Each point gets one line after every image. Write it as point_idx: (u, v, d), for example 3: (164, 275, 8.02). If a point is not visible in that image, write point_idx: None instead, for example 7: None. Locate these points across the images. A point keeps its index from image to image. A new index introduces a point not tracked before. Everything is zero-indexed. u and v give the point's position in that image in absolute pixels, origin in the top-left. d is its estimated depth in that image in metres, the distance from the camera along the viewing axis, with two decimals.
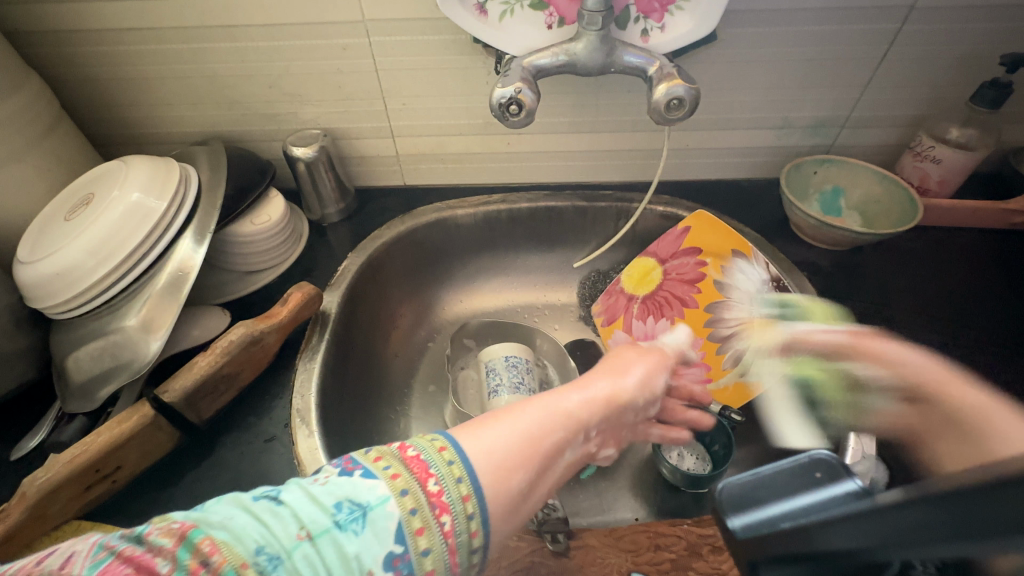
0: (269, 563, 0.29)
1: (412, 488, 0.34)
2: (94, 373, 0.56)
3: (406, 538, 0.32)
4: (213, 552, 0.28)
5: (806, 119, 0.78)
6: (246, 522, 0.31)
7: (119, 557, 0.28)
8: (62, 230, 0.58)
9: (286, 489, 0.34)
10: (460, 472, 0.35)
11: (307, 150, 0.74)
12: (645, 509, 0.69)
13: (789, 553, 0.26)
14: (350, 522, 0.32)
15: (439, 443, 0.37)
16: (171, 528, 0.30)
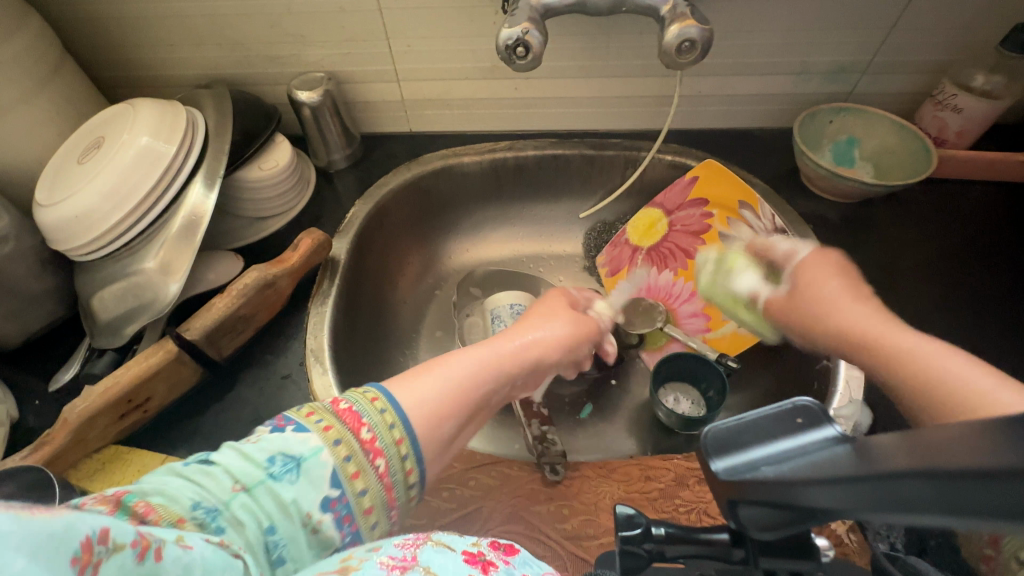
0: (207, 515, 0.32)
1: (347, 437, 0.37)
2: (119, 312, 0.59)
3: (344, 481, 0.36)
4: (149, 512, 0.30)
5: (825, 64, 0.75)
6: (180, 486, 0.33)
7: (67, 513, 0.28)
8: (77, 173, 0.59)
9: (217, 452, 0.36)
10: (392, 418, 0.40)
11: (311, 94, 0.73)
12: (639, 448, 0.73)
13: (771, 499, 0.28)
14: (284, 472, 0.35)
15: (371, 395, 0.41)
16: (104, 497, 0.30)
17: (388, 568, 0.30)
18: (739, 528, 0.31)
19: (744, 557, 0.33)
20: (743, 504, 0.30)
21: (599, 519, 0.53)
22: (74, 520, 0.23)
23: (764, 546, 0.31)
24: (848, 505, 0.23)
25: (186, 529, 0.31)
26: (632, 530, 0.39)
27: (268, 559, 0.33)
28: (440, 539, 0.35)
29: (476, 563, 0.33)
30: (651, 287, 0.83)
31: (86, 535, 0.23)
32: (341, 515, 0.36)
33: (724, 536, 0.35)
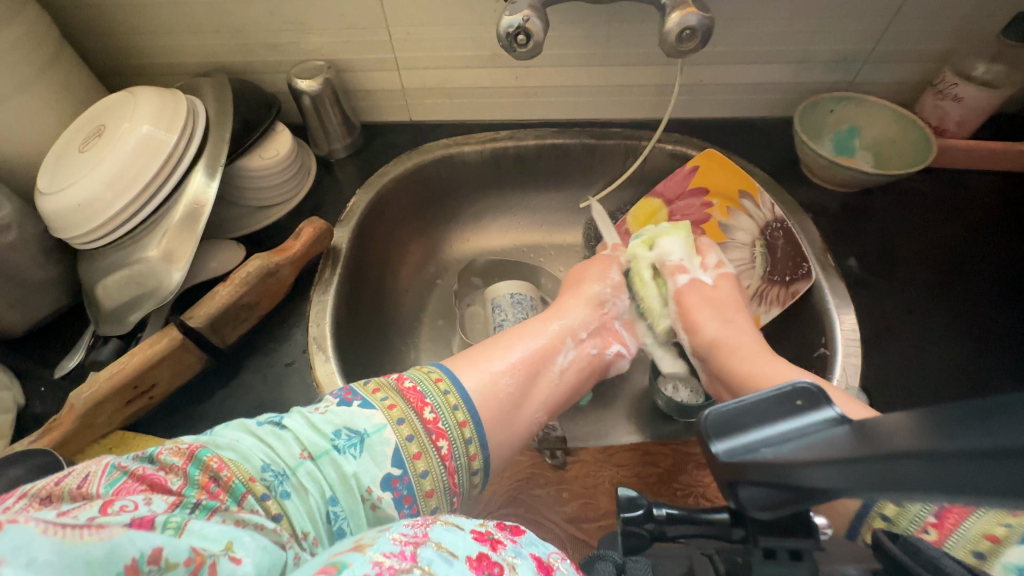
0: (276, 478, 0.38)
1: (409, 416, 0.42)
2: (123, 300, 0.59)
3: (405, 461, 0.41)
4: (222, 469, 0.36)
5: (827, 53, 0.74)
6: (254, 445, 0.39)
7: (133, 476, 0.35)
8: (78, 161, 0.59)
9: (288, 417, 0.42)
10: (455, 400, 0.45)
11: (311, 82, 0.73)
12: (639, 435, 0.74)
13: (771, 479, 0.29)
14: (348, 446, 0.40)
15: (435, 376, 0.46)
16: (180, 449, 0.37)
17: (400, 543, 0.31)
18: (738, 508, 0.32)
19: (744, 537, 0.33)
20: (743, 486, 0.31)
21: (599, 502, 0.54)
22: (121, 543, 0.27)
23: (764, 524, 0.31)
24: (842, 485, 0.24)
25: (255, 488, 0.36)
26: (634, 512, 0.40)
27: (326, 526, 0.38)
28: (448, 519, 0.35)
29: (484, 541, 0.33)
30: None
31: (130, 557, 0.26)
32: (401, 494, 0.40)
33: (724, 515, 0.36)
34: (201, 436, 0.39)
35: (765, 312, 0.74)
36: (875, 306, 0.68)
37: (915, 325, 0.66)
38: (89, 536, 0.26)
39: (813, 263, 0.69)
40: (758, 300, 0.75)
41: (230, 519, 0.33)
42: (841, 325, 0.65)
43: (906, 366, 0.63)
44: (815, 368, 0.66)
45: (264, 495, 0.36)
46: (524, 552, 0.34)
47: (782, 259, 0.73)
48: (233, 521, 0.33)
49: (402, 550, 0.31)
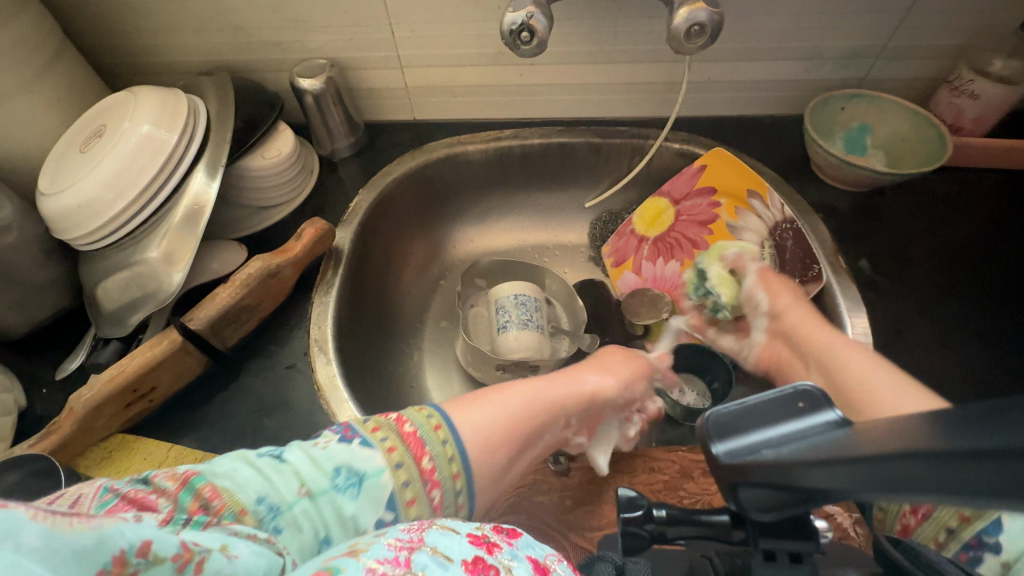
0: (269, 512, 0.36)
1: (408, 461, 0.41)
2: (123, 302, 0.59)
3: (399, 506, 0.40)
4: (214, 498, 0.35)
5: (838, 49, 0.73)
6: (252, 474, 0.38)
7: (124, 499, 0.33)
8: (79, 162, 0.59)
9: (290, 450, 0.40)
10: (452, 451, 0.43)
11: (314, 81, 0.72)
12: (644, 438, 0.73)
13: (774, 481, 0.28)
14: (347, 486, 0.39)
15: (434, 421, 0.44)
16: (175, 474, 0.36)
17: (395, 548, 0.30)
18: (738, 509, 0.31)
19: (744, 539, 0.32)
20: (743, 487, 0.30)
21: (602, 511, 0.54)
22: (111, 534, 0.26)
23: (764, 527, 0.31)
24: (851, 486, 0.23)
25: (246, 520, 0.35)
26: (633, 512, 0.39)
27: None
28: (444, 523, 0.35)
29: (480, 544, 0.32)
30: (658, 277, 0.83)
31: (119, 549, 0.26)
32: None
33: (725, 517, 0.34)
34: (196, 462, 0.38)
35: None
36: (888, 309, 0.66)
37: (929, 328, 0.64)
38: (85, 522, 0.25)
39: (823, 265, 0.68)
40: None
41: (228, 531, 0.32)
42: (852, 329, 0.64)
43: (919, 371, 0.61)
44: None
45: (257, 528, 0.35)
46: (520, 554, 0.33)
47: (791, 261, 0.71)
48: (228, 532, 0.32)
49: (397, 556, 0.29)
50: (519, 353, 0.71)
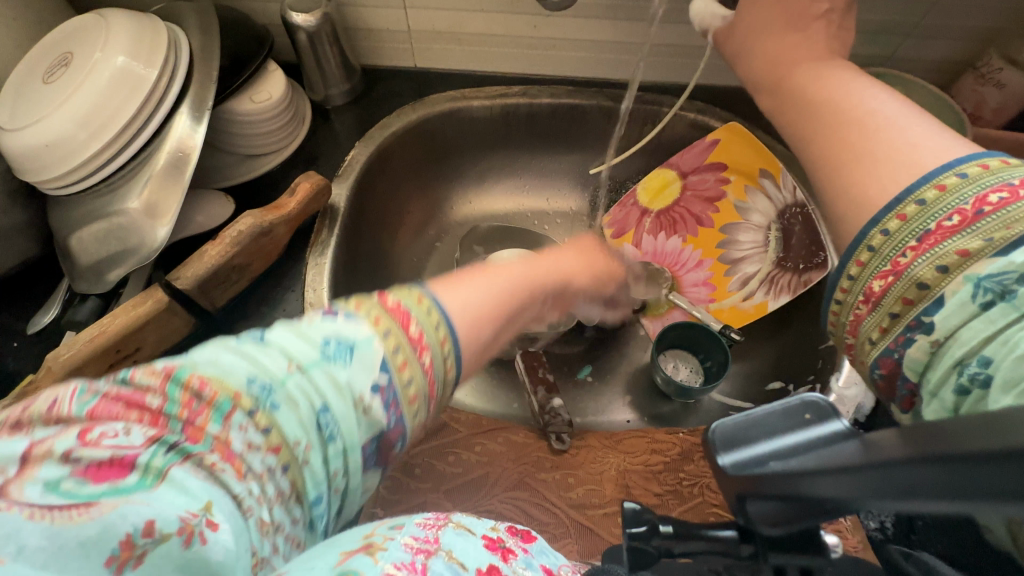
0: (263, 391, 0.29)
1: (396, 330, 0.34)
2: (101, 255, 0.54)
3: (393, 368, 0.33)
4: (204, 386, 0.28)
5: (871, 24, 0.69)
6: (235, 356, 0.30)
7: (106, 398, 0.27)
8: (44, 94, 0.52)
9: (272, 329, 0.33)
10: (440, 319, 0.36)
11: (307, 16, 0.65)
12: (637, 413, 0.74)
13: (779, 492, 0.28)
14: (339, 355, 0.32)
15: (419, 295, 0.37)
16: (155, 368, 0.28)
17: (412, 551, 0.28)
18: (748, 525, 0.31)
19: (754, 554, 0.32)
20: (751, 500, 0.30)
21: (604, 489, 0.54)
22: (114, 519, 0.23)
23: (773, 541, 0.30)
24: (853, 494, 0.24)
25: (242, 403, 0.28)
26: (639, 526, 0.38)
27: (319, 435, 0.30)
28: (460, 520, 0.34)
29: (495, 550, 0.32)
30: (658, 251, 0.81)
31: (125, 532, 0.22)
32: (388, 401, 0.32)
33: (731, 531, 0.35)
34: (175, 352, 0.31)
35: (773, 298, 0.73)
36: None
37: None
38: (57, 502, 0.23)
39: (830, 253, 0.69)
40: (767, 285, 0.74)
41: (213, 468, 0.26)
42: None
43: None
44: (821, 359, 0.67)
45: (252, 408, 0.28)
46: (535, 562, 0.32)
47: (797, 246, 0.73)
48: (215, 468, 0.26)
49: (414, 561, 0.28)
50: None
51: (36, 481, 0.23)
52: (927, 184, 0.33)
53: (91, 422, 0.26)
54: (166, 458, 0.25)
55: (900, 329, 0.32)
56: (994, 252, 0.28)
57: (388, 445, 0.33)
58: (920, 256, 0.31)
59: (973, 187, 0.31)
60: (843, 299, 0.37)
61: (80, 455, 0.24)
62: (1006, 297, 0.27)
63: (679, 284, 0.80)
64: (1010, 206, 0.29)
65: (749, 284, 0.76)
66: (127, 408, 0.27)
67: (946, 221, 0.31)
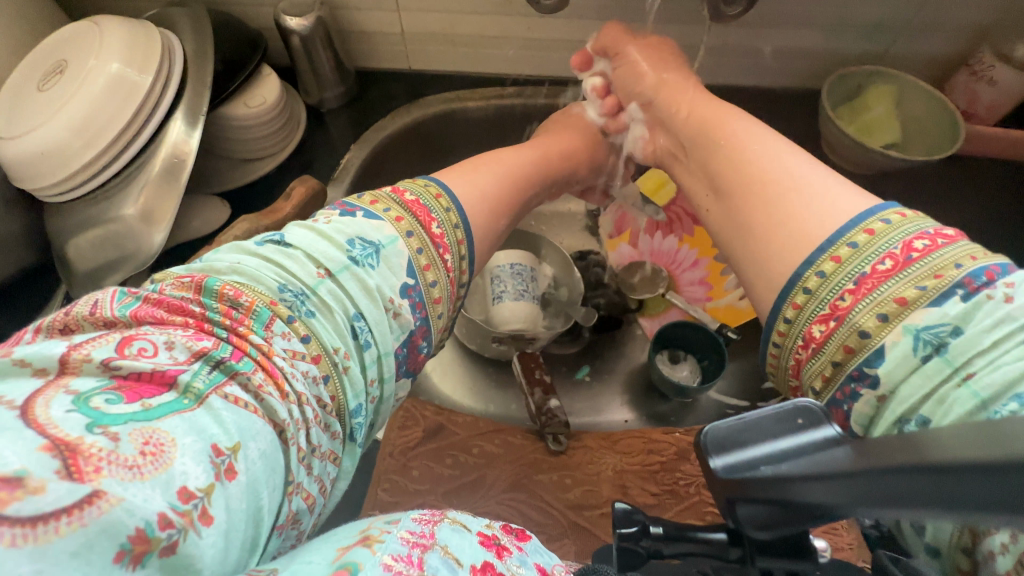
0: (296, 298, 0.36)
1: (417, 230, 0.42)
2: (98, 261, 0.55)
3: (417, 271, 0.41)
4: (239, 295, 0.34)
5: (864, 22, 0.69)
6: (260, 266, 0.37)
7: (148, 301, 0.33)
8: (39, 102, 0.52)
9: (290, 236, 0.39)
10: (456, 219, 0.45)
11: (301, 20, 0.66)
12: (634, 412, 0.75)
13: (769, 497, 0.29)
14: (365, 257, 0.39)
15: (434, 192, 0.46)
16: (184, 284, 0.34)
17: (409, 544, 0.28)
18: (735, 527, 0.31)
19: (741, 557, 0.33)
20: (743, 503, 0.30)
21: (601, 489, 0.54)
22: (116, 517, 0.21)
23: (762, 546, 0.31)
24: (839, 500, 0.24)
25: (280, 310, 0.35)
26: (630, 527, 0.38)
27: (354, 343, 0.37)
28: (455, 517, 0.34)
29: (490, 547, 0.32)
30: (655, 250, 0.81)
31: (134, 527, 0.22)
32: (415, 301, 0.41)
33: (722, 534, 0.35)
34: (195, 266, 0.36)
35: None
36: None
37: None
38: (81, 434, 0.23)
39: None
40: None
41: (252, 389, 0.30)
42: None
43: None
44: None
45: (289, 317, 0.35)
46: (529, 561, 0.33)
47: None
48: (255, 389, 0.30)
49: (410, 553, 0.28)
50: (514, 324, 0.70)
51: (77, 392, 0.25)
52: (858, 228, 0.35)
53: (136, 331, 0.30)
54: (207, 377, 0.29)
55: (842, 379, 0.33)
56: (928, 302, 0.31)
57: (416, 347, 0.42)
58: (859, 301, 0.33)
59: (897, 233, 0.34)
60: (781, 343, 0.38)
61: (126, 369, 0.28)
62: (940, 352, 0.30)
63: (675, 283, 0.80)
64: (932, 254, 0.32)
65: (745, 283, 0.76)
66: (169, 313, 0.32)
67: (880, 264, 0.33)
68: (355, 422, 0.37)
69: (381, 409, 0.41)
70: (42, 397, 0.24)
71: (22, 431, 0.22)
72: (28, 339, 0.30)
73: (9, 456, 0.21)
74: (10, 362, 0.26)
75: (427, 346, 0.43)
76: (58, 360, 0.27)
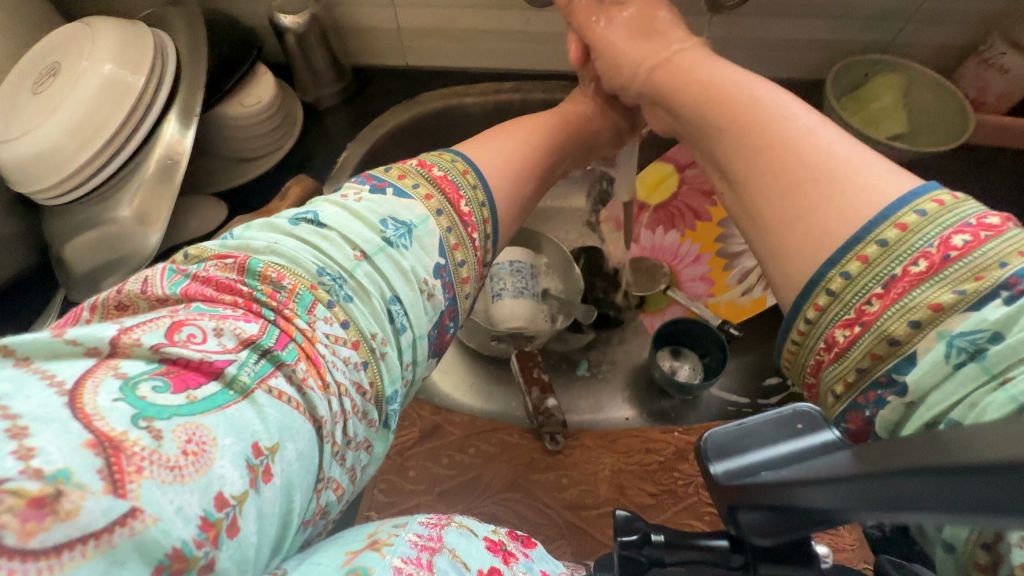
0: (334, 282, 0.35)
1: (447, 208, 0.41)
2: (95, 263, 0.55)
3: (447, 251, 0.40)
4: (281, 278, 0.33)
5: (869, 10, 0.67)
6: (297, 247, 0.35)
7: (196, 280, 0.32)
8: (33, 104, 0.52)
9: (323, 214, 0.38)
10: (483, 197, 0.43)
11: (296, 18, 0.65)
12: (635, 410, 0.74)
13: (772, 503, 0.28)
14: (398, 237, 0.38)
15: (460, 166, 0.44)
16: (228, 266, 0.33)
17: (417, 547, 0.28)
18: (739, 534, 0.31)
19: (745, 564, 0.32)
20: (745, 510, 0.30)
21: (598, 489, 0.54)
22: (150, 535, 0.21)
23: (764, 552, 0.31)
24: (841, 505, 0.23)
25: (321, 295, 0.34)
26: (630, 535, 0.37)
27: (391, 327, 0.36)
28: (462, 522, 0.34)
29: (497, 553, 0.32)
30: (656, 246, 0.80)
31: (172, 545, 0.22)
32: (446, 283, 0.40)
33: (723, 541, 0.34)
34: (231, 244, 0.35)
35: (771, 292, 0.73)
36: None
37: None
38: (126, 428, 0.23)
39: None
40: (766, 279, 0.74)
41: (296, 381, 0.30)
42: None
43: None
44: None
45: (329, 302, 0.34)
46: (535, 567, 0.32)
47: None
48: (300, 382, 0.30)
49: (420, 556, 0.27)
50: (514, 322, 0.69)
51: (126, 377, 0.25)
52: (886, 222, 0.31)
53: (184, 316, 0.29)
54: (253, 368, 0.29)
55: (866, 384, 0.30)
56: (966, 306, 0.27)
57: (444, 328, 0.41)
58: (888, 307, 0.29)
59: (934, 227, 0.30)
60: (800, 340, 0.34)
61: (175, 355, 0.27)
62: (976, 358, 0.26)
63: (678, 279, 0.79)
64: (975, 251, 0.28)
65: (747, 278, 0.75)
66: (217, 292, 0.32)
67: (912, 266, 0.29)
68: (391, 409, 0.37)
69: (410, 390, 0.40)
70: (92, 380, 0.24)
71: (68, 425, 0.22)
72: (86, 316, 0.31)
73: (54, 457, 0.21)
74: (64, 342, 0.26)
75: (453, 327, 0.42)
76: (110, 341, 0.27)
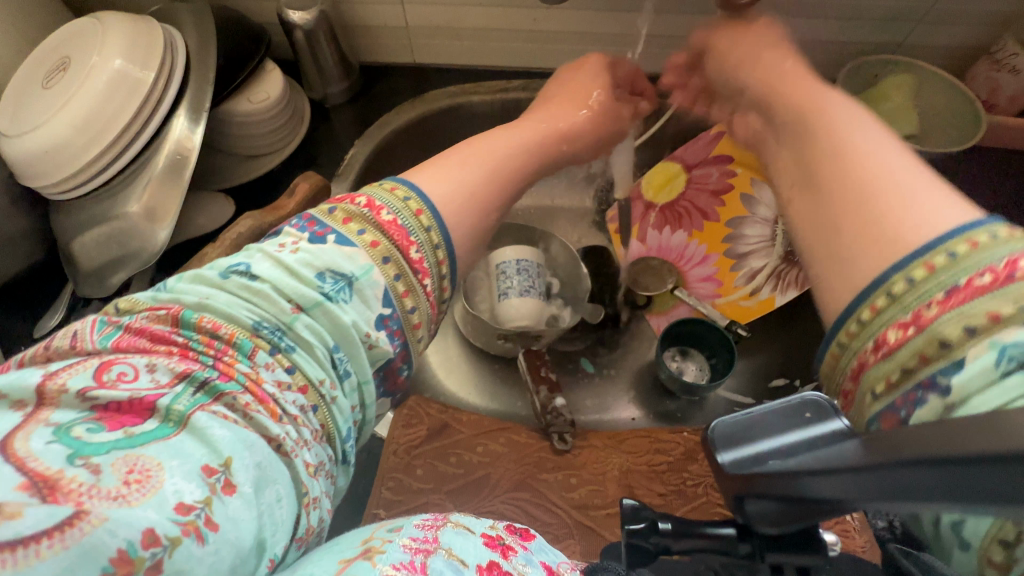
0: (274, 333, 0.32)
1: (395, 255, 0.37)
2: (103, 259, 0.55)
3: (395, 299, 0.37)
4: (218, 327, 0.31)
5: (879, 10, 0.67)
6: (231, 299, 0.33)
7: (129, 330, 0.31)
8: (42, 99, 0.52)
9: (255, 263, 0.34)
10: (438, 238, 0.40)
11: (305, 15, 0.65)
12: (641, 410, 0.74)
13: (778, 492, 0.27)
14: (337, 292, 0.35)
15: (414, 205, 0.40)
16: (160, 315, 0.31)
17: (411, 552, 0.28)
18: (745, 523, 0.30)
19: (752, 552, 0.31)
20: (750, 499, 0.29)
21: (606, 489, 0.54)
22: (98, 537, 0.21)
23: (774, 539, 0.30)
24: (847, 495, 0.23)
25: (261, 344, 0.32)
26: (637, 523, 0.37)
27: (336, 372, 0.35)
28: (458, 520, 0.33)
29: (495, 548, 0.31)
30: (662, 246, 0.80)
31: (116, 548, 0.21)
32: (393, 331, 0.37)
33: (731, 528, 0.33)
34: (163, 294, 0.33)
35: (781, 292, 0.72)
36: None
37: None
38: (62, 466, 0.23)
39: None
40: (774, 280, 0.73)
41: (240, 407, 0.29)
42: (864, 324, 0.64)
43: None
44: None
45: (272, 349, 0.32)
46: (535, 559, 0.32)
47: None
48: (244, 407, 0.29)
49: (413, 561, 0.27)
50: (520, 321, 0.69)
51: (58, 424, 0.25)
52: (956, 204, 0.31)
53: (116, 355, 0.29)
54: (189, 399, 0.28)
55: None
56: None
57: (395, 371, 0.39)
58: None
59: (992, 214, 0.30)
60: None
61: (104, 399, 0.26)
62: None
63: (685, 279, 0.78)
64: None
65: (755, 279, 0.74)
66: (152, 342, 0.30)
67: None
68: (347, 446, 0.36)
69: (365, 427, 0.39)
70: (22, 431, 0.24)
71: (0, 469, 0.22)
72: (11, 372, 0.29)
73: None
74: None
75: (407, 368, 0.40)
76: (35, 390, 0.26)
